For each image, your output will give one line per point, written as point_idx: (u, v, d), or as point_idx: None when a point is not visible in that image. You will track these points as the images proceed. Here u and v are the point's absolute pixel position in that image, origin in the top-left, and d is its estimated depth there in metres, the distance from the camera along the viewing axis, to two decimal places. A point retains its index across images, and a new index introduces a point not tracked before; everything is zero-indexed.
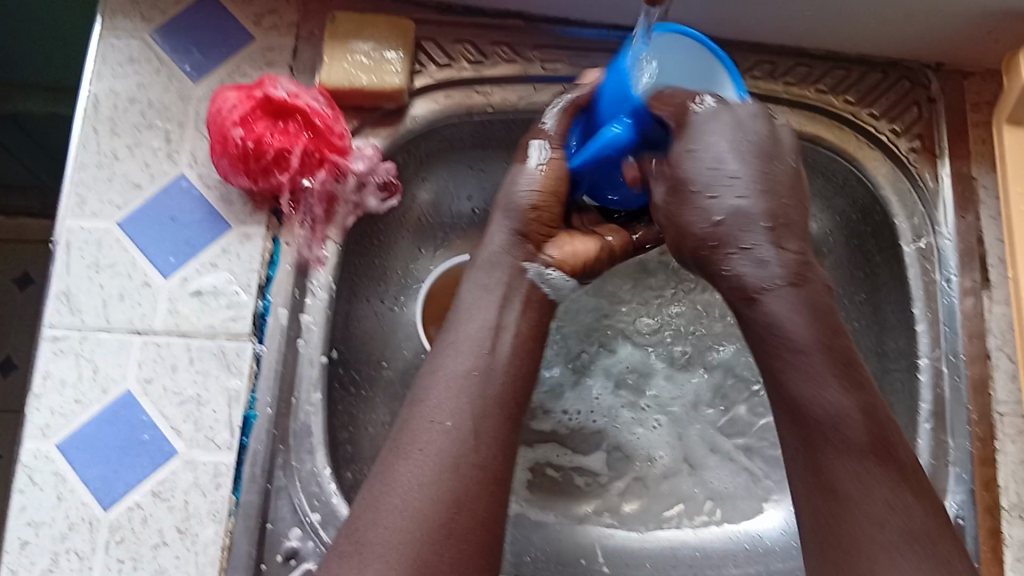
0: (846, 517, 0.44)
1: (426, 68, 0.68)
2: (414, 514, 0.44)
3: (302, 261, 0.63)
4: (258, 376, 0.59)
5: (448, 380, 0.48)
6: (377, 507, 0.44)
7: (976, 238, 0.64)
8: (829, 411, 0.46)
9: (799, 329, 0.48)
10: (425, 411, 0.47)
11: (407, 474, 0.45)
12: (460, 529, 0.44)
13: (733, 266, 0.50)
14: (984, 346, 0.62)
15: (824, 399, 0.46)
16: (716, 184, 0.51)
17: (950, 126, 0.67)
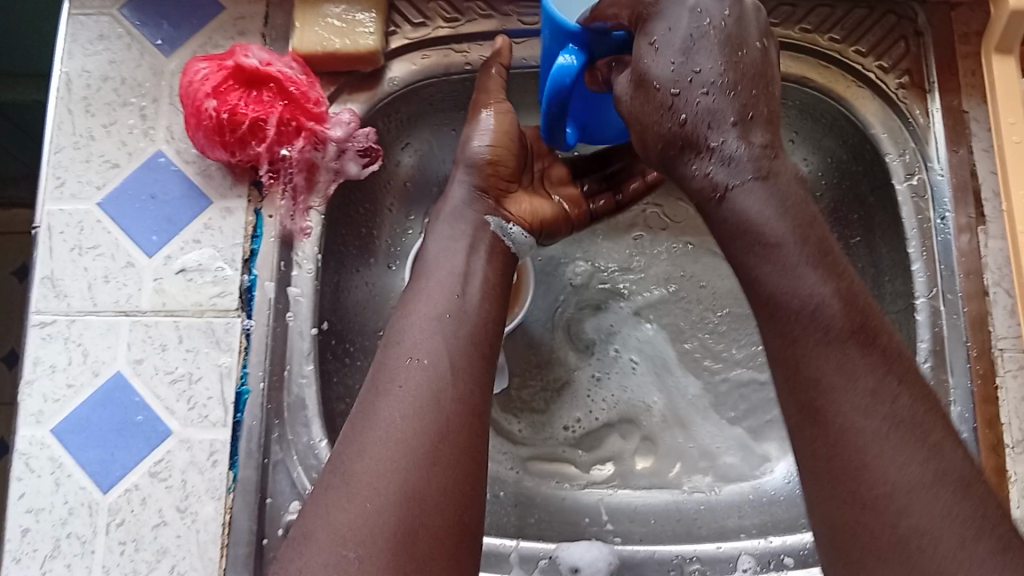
0: (830, 412, 0.43)
1: (401, 27, 0.66)
2: (398, 444, 0.44)
3: (286, 233, 0.62)
4: (248, 351, 0.59)
5: (423, 321, 0.49)
6: (364, 439, 0.44)
7: (970, 173, 0.63)
8: (807, 301, 0.45)
9: (771, 220, 0.48)
10: (403, 350, 0.48)
11: (390, 409, 0.45)
12: (445, 458, 0.44)
13: (702, 166, 0.50)
14: (981, 283, 0.61)
15: (801, 290, 0.46)
16: (680, 79, 0.50)
17: (939, 59, 0.66)
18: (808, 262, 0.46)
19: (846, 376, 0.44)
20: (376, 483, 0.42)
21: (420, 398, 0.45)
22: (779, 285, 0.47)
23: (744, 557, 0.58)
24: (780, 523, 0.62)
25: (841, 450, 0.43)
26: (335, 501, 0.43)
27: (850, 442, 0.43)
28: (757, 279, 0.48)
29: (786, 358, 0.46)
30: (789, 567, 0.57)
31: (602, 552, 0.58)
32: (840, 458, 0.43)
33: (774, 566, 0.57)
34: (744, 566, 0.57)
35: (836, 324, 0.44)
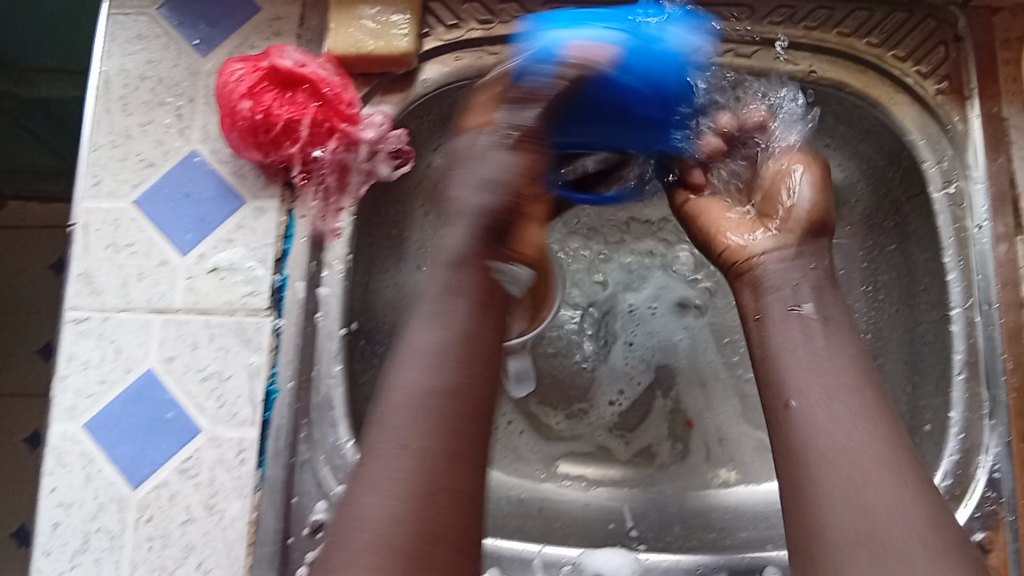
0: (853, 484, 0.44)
1: (434, 29, 0.66)
2: (400, 468, 0.41)
3: (317, 233, 0.62)
4: (278, 350, 0.59)
5: (432, 318, 0.44)
6: (370, 459, 0.42)
7: (1008, 180, 0.62)
8: (835, 381, 0.48)
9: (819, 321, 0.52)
10: (412, 354, 0.44)
11: (395, 426, 0.42)
12: (447, 479, 0.41)
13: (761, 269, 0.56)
14: (1018, 294, 0.59)
15: (832, 370, 0.49)
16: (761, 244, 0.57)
17: (979, 65, 0.64)
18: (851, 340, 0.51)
19: (866, 454, 0.45)
20: (375, 546, 0.39)
21: (415, 447, 0.41)
22: (816, 366, 0.50)
23: (770, 567, 0.57)
24: None
25: (840, 549, 0.42)
26: (338, 559, 0.40)
27: (869, 508, 0.43)
28: (785, 357, 0.51)
29: (795, 428, 0.48)
30: None
31: (625, 560, 0.58)
32: (839, 556, 0.42)
33: None
34: None
35: (857, 391, 0.48)
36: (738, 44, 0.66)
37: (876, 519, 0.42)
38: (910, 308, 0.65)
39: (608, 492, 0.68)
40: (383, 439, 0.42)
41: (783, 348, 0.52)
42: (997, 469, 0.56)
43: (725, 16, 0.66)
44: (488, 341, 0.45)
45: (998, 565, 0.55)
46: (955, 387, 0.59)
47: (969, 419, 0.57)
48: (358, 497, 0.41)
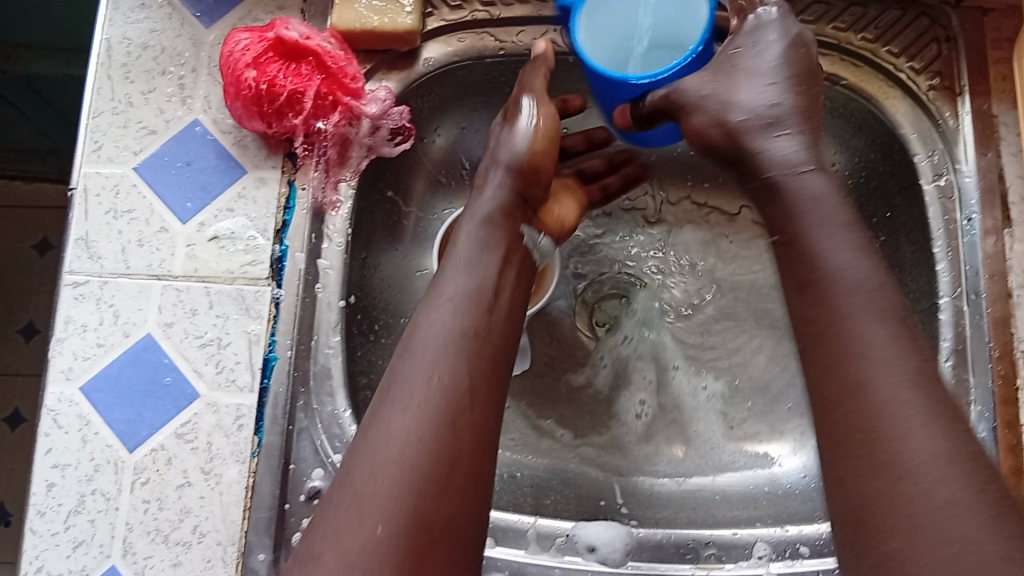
0: (851, 352, 0.43)
1: (439, 10, 0.67)
2: (410, 463, 0.43)
3: (317, 205, 0.62)
4: (277, 319, 0.59)
5: (441, 334, 0.47)
6: (374, 452, 0.44)
7: (997, 176, 0.64)
8: (851, 273, 0.45)
9: (817, 181, 0.49)
10: (421, 359, 0.47)
11: (403, 424, 0.44)
12: (455, 479, 0.43)
13: (774, 144, 0.50)
14: (1005, 285, 0.61)
15: (840, 259, 0.45)
16: (764, 112, 0.51)
17: (970, 64, 0.66)
18: (835, 233, 0.46)
19: (847, 353, 0.43)
20: (392, 470, 0.43)
21: (428, 443, 0.44)
22: (827, 311, 0.45)
23: (760, 544, 0.58)
24: (794, 515, 0.63)
25: (842, 446, 0.43)
26: (373, 431, 0.45)
27: (858, 355, 0.43)
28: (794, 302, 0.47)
29: (818, 325, 0.45)
30: (805, 556, 0.57)
31: (619, 533, 0.59)
32: (854, 452, 0.42)
33: (789, 555, 0.57)
34: (761, 552, 0.58)
35: (864, 281, 0.45)
36: None
37: (873, 421, 0.42)
38: (897, 298, 0.67)
39: (599, 471, 0.68)
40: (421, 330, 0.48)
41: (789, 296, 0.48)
42: (982, 453, 0.58)
43: None
44: (501, 354, 0.48)
45: None
46: (942, 374, 0.60)
47: (955, 404, 0.59)
48: (397, 379, 0.46)
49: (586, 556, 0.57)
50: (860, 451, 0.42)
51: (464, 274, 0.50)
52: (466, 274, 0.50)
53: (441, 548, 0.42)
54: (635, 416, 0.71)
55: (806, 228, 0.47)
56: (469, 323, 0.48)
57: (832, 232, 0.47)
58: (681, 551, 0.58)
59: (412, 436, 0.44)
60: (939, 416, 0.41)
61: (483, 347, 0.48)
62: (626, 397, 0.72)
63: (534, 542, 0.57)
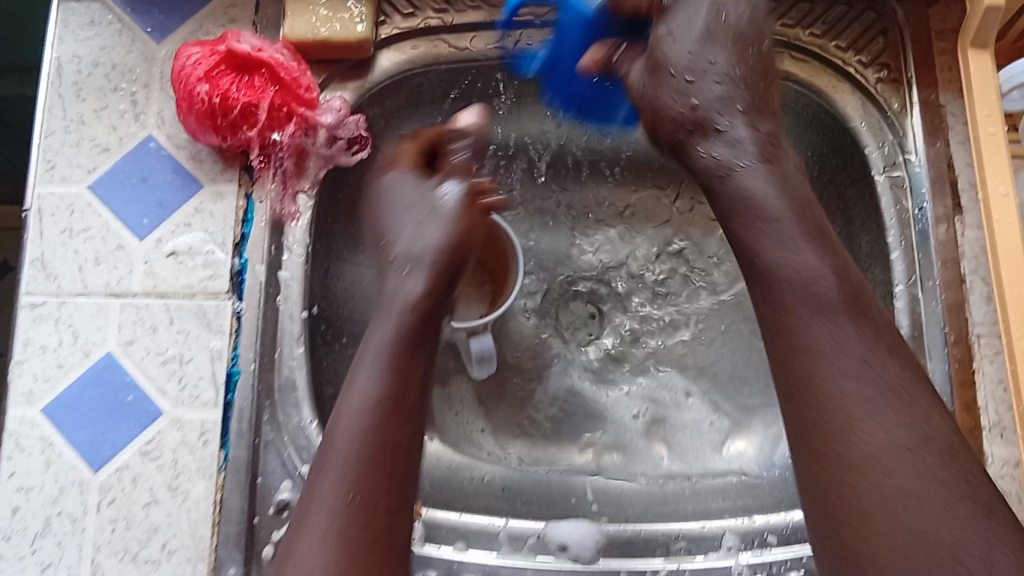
0: (819, 369, 0.44)
1: (391, 18, 0.67)
2: (348, 496, 0.45)
3: (276, 217, 0.62)
4: (239, 333, 0.59)
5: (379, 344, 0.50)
6: (315, 490, 0.46)
7: (947, 164, 0.65)
8: (805, 272, 0.46)
9: (772, 198, 0.48)
10: (355, 391, 0.48)
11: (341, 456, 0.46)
12: (383, 512, 0.45)
13: (712, 147, 0.52)
14: (958, 271, 0.63)
15: (799, 261, 0.46)
16: (695, 67, 0.52)
17: (916, 55, 0.68)
18: (804, 239, 0.46)
19: (800, 349, 0.45)
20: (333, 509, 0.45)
21: (357, 477, 0.45)
22: (794, 333, 0.45)
23: (728, 535, 0.60)
24: (764, 505, 0.64)
25: (829, 471, 0.42)
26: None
27: (839, 372, 0.43)
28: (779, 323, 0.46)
29: (794, 351, 0.45)
30: (772, 545, 0.59)
31: (590, 529, 0.59)
32: (846, 495, 0.42)
33: (757, 544, 0.59)
34: (730, 543, 0.59)
35: (831, 299, 0.45)
36: None
37: (869, 447, 0.42)
38: None
39: (568, 469, 0.69)
40: (349, 405, 0.48)
41: (787, 353, 0.45)
42: None
43: None
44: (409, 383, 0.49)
45: None
46: None
47: None
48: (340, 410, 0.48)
49: (558, 554, 0.58)
50: (871, 473, 0.41)
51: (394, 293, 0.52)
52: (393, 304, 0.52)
53: None
54: (634, 416, 0.72)
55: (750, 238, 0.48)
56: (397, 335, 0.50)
57: (797, 243, 0.46)
58: (651, 546, 0.59)
59: (332, 509, 0.45)
60: (903, 402, 0.43)
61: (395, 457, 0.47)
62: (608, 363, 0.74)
63: (506, 543, 0.58)
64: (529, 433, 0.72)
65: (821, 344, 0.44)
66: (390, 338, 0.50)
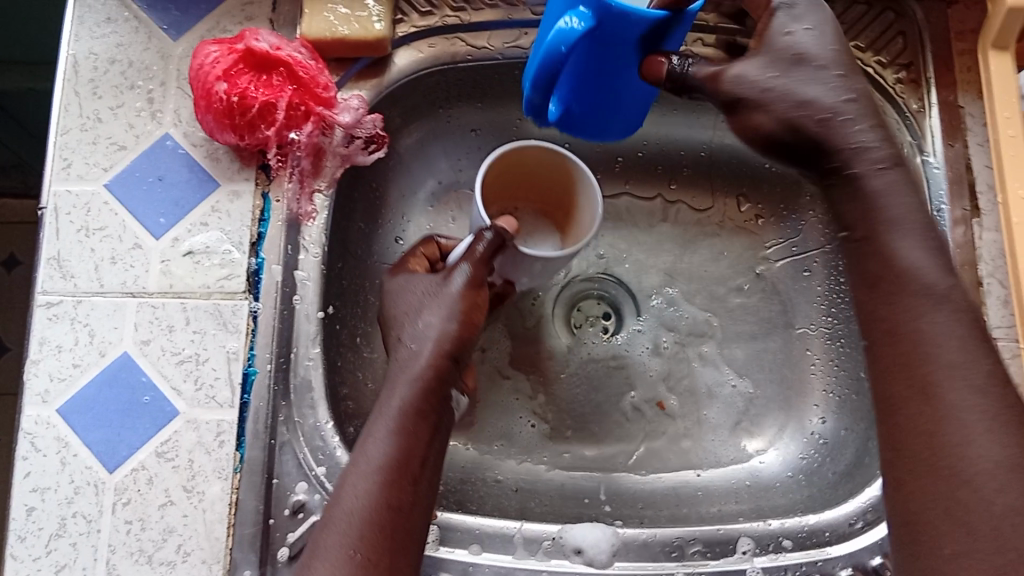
0: (913, 357, 0.44)
1: (408, 16, 0.66)
2: (356, 519, 0.46)
3: (293, 216, 0.61)
4: (255, 333, 0.59)
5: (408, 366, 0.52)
6: (336, 500, 0.48)
7: (965, 166, 0.64)
8: (919, 269, 0.45)
9: (888, 197, 0.47)
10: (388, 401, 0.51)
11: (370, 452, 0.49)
12: (389, 528, 0.46)
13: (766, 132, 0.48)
14: (976, 274, 0.62)
15: (918, 261, 0.46)
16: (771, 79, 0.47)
17: (936, 57, 0.67)
18: (921, 235, 0.46)
19: (899, 341, 0.45)
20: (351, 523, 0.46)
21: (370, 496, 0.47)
22: (896, 317, 0.45)
23: (744, 539, 0.60)
24: (777, 508, 0.65)
25: (915, 474, 0.43)
26: (319, 556, 0.45)
27: (935, 367, 0.43)
28: (885, 314, 0.46)
29: (897, 341, 0.45)
30: (788, 549, 0.59)
31: (605, 534, 0.59)
32: (926, 502, 0.42)
33: (773, 548, 0.59)
34: (745, 548, 0.59)
35: (953, 295, 0.45)
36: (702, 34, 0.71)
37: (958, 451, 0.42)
38: None
39: (582, 469, 0.70)
40: (381, 414, 0.50)
41: (887, 338, 0.45)
42: None
43: None
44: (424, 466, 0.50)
45: None
46: None
47: None
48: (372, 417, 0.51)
49: (573, 558, 0.57)
50: (951, 479, 0.42)
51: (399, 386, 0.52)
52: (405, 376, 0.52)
53: None
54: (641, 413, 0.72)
55: (882, 223, 0.47)
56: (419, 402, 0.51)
57: (917, 235, 0.46)
58: (665, 550, 0.59)
59: (374, 505, 0.47)
60: (1002, 414, 0.43)
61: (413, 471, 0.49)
62: (622, 363, 0.74)
63: (522, 546, 0.58)
64: (542, 434, 0.71)
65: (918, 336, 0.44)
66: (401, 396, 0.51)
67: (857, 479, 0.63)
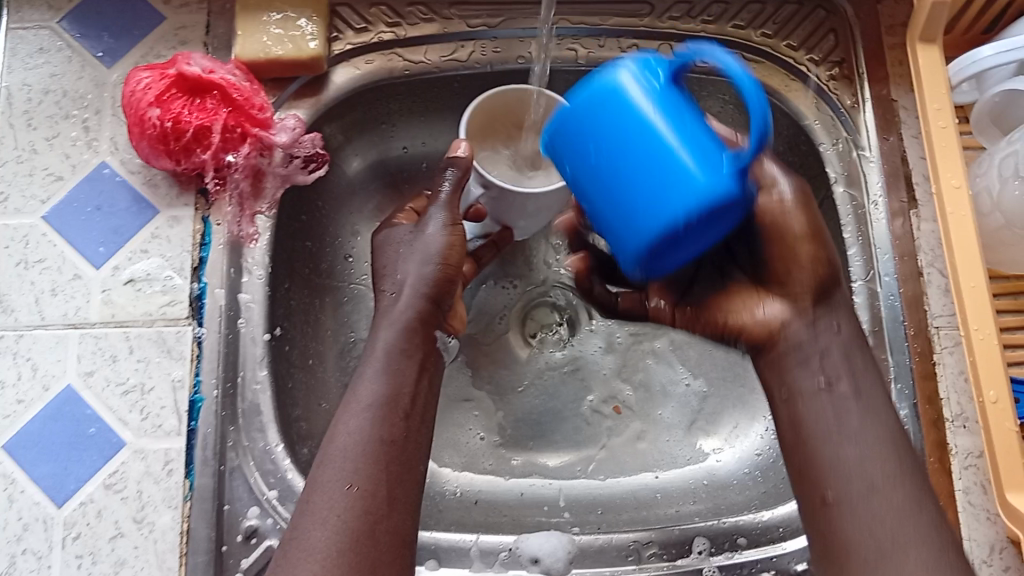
0: (821, 452, 0.47)
1: (343, 34, 0.66)
2: (350, 488, 0.50)
3: (234, 239, 0.61)
4: (200, 359, 0.58)
5: (383, 353, 0.56)
6: (321, 472, 0.51)
7: (900, 158, 0.66)
8: (830, 367, 0.49)
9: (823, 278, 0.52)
10: (364, 385, 0.55)
11: (349, 430, 0.52)
12: (381, 493, 0.50)
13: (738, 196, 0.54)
14: (915, 264, 0.63)
15: (826, 361, 0.49)
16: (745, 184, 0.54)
17: (867, 52, 0.68)
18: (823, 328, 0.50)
19: (817, 434, 0.48)
20: (344, 490, 0.50)
21: (356, 468, 0.50)
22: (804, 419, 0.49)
23: (699, 538, 0.60)
24: (733, 506, 0.66)
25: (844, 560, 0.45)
26: (317, 489, 0.50)
27: (842, 456, 0.46)
28: (795, 412, 0.49)
29: (806, 434, 0.48)
30: (742, 546, 0.60)
31: (561, 541, 0.59)
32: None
33: (728, 547, 0.60)
34: (700, 547, 0.59)
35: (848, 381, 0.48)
36: (640, 39, 0.69)
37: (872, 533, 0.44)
38: None
39: (540, 478, 0.70)
40: (357, 396, 0.54)
41: (801, 434, 0.48)
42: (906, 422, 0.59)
43: (625, 13, 0.69)
44: (407, 440, 0.54)
45: None
46: None
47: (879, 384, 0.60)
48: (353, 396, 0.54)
49: (530, 568, 0.58)
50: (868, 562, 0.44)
51: (379, 376, 0.55)
52: (378, 362, 0.56)
53: (383, 556, 0.49)
54: (598, 419, 0.73)
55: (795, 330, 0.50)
56: (395, 385, 0.55)
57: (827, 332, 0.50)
58: (622, 553, 0.59)
59: (367, 438, 0.52)
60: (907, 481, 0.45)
61: (393, 447, 0.52)
62: (579, 372, 0.74)
63: (477, 559, 0.58)
64: (497, 440, 0.72)
65: (842, 432, 0.47)
66: (375, 384, 0.55)
67: None
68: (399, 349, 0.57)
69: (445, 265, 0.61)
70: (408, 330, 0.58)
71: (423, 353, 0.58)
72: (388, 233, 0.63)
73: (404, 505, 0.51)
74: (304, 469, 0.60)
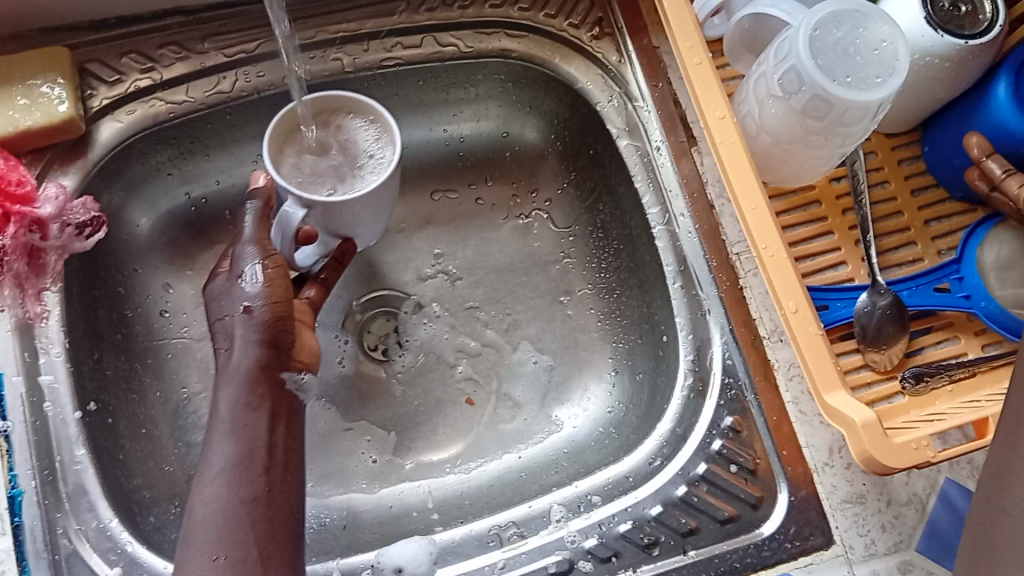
0: None
1: (97, 90, 0.65)
2: (225, 561, 0.49)
3: (22, 321, 0.59)
4: (11, 453, 0.56)
5: (225, 413, 0.55)
6: (191, 555, 0.49)
7: (674, 103, 0.69)
8: None
9: None
10: (216, 455, 0.53)
11: (211, 508, 0.51)
12: (259, 559, 0.50)
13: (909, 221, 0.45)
14: (706, 200, 0.66)
15: None
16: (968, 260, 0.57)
17: (622, 7, 0.72)
18: None
19: None
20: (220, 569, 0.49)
21: (229, 543, 0.49)
22: None
23: (554, 507, 0.61)
24: (591, 465, 0.67)
25: None
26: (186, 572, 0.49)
27: None
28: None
29: None
30: (598, 504, 0.61)
31: (421, 546, 0.59)
32: None
33: (584, 508, 0.61)
34: (557, 515, 0.60)
35: None
36: (403, 36, 0.71)
37: None
38: (626, 238, 0.73)
39: (411, 482, 0.69)
40: (209, 466, 0.53)
41: None
42: (729, 355, 0.63)
43: (384, 14, 0.71)
44: (276, 495, 0.53)
45: (750, 443, 0.60)
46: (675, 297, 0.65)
47: (693, 320, 0.65)
48: (206, 471, 0.53)
49: None
50: None
51: (230, 440, 0.54)
52: (219, 426, 0.54)
53: None
54: (454, 415, 0.73)
55: None
56: (246, 443, 0.54)
57: None
58: (483, 542, 0.60)
59: (228, 504, 0.51)
60: None
61: (262, 508, 0.52)
62: (429, 373, 0.75)
63: None
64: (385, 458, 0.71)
65: None
66: (225, 449, 0.53)
67: (653, 416, 0.66)
68: (241, 402, 0.55)
69: (272, 305, 0.58)
70: (251, 382, 0.56)
71: (272, 402, 0.57)
72: (211, 287, 0.61)
73: (286, 558, 0.51)
74: (150, 536, 0.58)
